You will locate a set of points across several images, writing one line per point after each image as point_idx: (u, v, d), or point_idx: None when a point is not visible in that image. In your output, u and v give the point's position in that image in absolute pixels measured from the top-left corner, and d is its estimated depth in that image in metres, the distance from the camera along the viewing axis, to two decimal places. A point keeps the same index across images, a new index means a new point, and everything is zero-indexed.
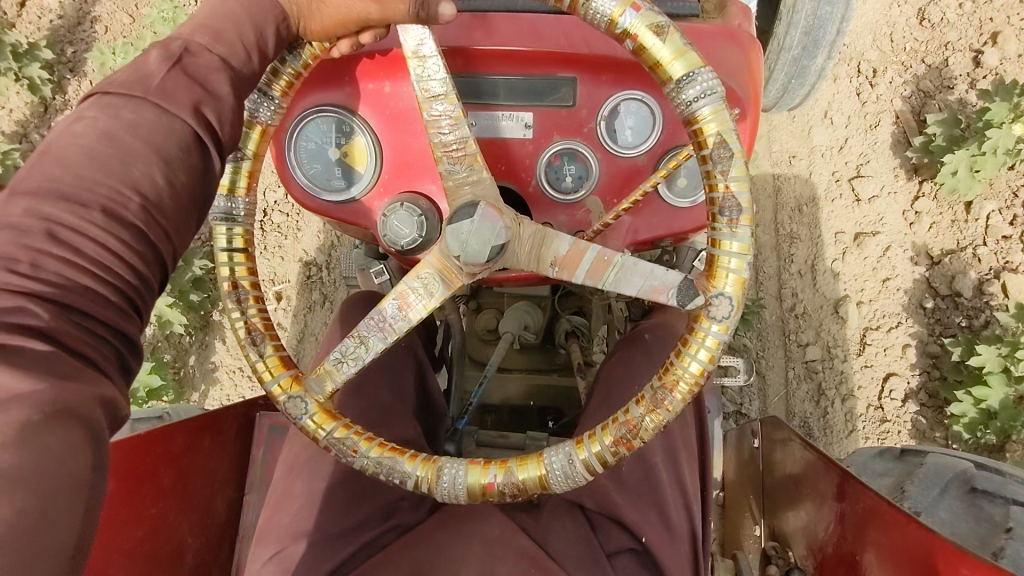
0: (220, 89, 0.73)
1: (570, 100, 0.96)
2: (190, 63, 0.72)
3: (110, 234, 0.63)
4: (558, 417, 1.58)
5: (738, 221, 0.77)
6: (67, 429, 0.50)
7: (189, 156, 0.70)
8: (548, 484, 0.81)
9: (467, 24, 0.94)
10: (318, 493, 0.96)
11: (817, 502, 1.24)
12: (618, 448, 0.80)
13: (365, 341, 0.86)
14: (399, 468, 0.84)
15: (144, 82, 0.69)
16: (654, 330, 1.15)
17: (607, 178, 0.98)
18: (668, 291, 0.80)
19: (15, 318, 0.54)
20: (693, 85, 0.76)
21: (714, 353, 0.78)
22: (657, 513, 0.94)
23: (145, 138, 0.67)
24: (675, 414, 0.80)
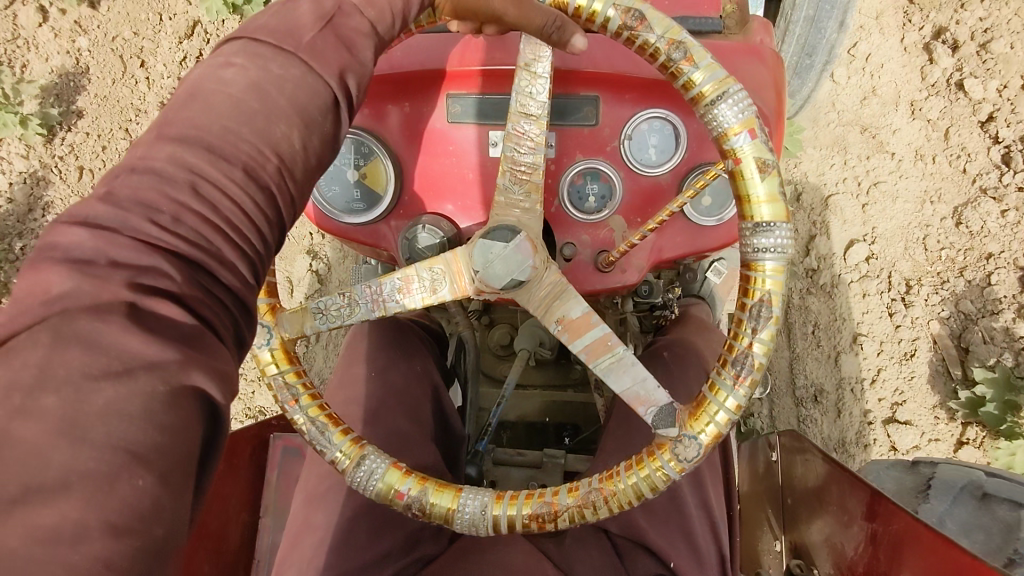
0: (364, 55, 0.64)
1: (592, 119, 0.94)
2: (343, 25, 0.63)
3: (247, 194, 0.53)
4: (575, 433, 1.56)
5: (743, 380, 0.75)
6: (189, 404, 0.43)
7: (325, 122, 0.59)
8: (452, 520, 0.80)
9: (485, 42, 0.97)
10: (333, 527, 0.93)
11: (842, 519, 1.21)
12: (529, 521, 0.79)
13: (352, 296, 0.86)
14: (327, 439, 0.83)
15: (294, 35, 0.59)
16: (674, 348, 1.12)
17: (630, 197, 0.96)
18: (648, 406, 0.79)
19: (146, 279, 0.46)
20: (769, 235, 0.74)
21: (655, 486, 0.77)
22: (684, 539, 0.92)
23: (290, 96, 0.57)
24: (595, 517, 0.79)
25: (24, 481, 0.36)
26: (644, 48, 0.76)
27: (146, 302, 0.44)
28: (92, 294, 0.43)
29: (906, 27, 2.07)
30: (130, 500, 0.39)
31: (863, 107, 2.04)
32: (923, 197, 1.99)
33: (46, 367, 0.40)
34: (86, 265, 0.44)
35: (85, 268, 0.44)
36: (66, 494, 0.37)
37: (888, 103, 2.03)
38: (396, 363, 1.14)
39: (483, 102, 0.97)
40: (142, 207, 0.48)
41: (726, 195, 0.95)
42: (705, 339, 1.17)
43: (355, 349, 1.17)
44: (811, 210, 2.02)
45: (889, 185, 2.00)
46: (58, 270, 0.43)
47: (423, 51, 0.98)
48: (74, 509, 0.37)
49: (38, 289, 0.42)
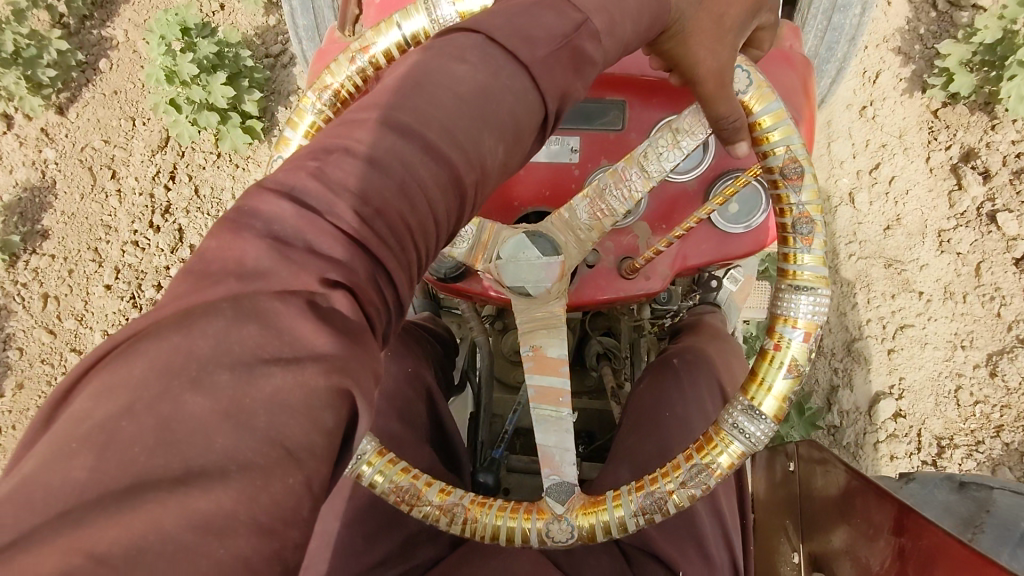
0: (592, 75, 0.63)
1: (618, 124, 0.93)
2: (582, 42, 0.61)
3: (439, 202, 0.53)
4: (590, 442, 1.53)
5: (644, 515, 0.74)
6: (345, 405, 0.44)
7: (529, 135, 0.59)
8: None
9: None
10: (330, 535, 0.89)
11: (869, 533, 1.17)
12: (391, 489, 0.77)
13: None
14: None
15: (529, 47, 0.58)
16: (684, 353, 1.08)
17: (655, 204, 0.95)
18: (552, 469, 0.77)
19: (337, 274, 0.46)
20: (755, 426, 0.72)
21: (508, 535, 0.76)
22: (697, 550, 0.90)
23: (509, 110, 0.56)
24: (444, 524, 0.77)
25: (186, 460, 0.38)
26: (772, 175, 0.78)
27: (331, 297, 0.45)
28: (285, 278, 0.45)
29: (932, 147, 2.11)
30: (279, 497, 0.40)
31: (886, 237, 2.05)
32: (953, 342, 2.00)
33: (222, 343, 0.42)
34: (283, 244, 0.47)
35: (285, 247, 0.46)
36: (225, 482, 0.39)
37: (914, 234, 2.05)
38: (388, 363, 1.10)
39: None
40: (349, 195, 0.49)
41: (756, 202, 0.94)
42: (715, 346, 1.12)
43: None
44: (832, 356, 2.02)
45: (917, 329, 2.01)
46: (257, 245, 0.46)
47: None
48: (230, 498, 0.38)
49: (232, 259, 0.45)
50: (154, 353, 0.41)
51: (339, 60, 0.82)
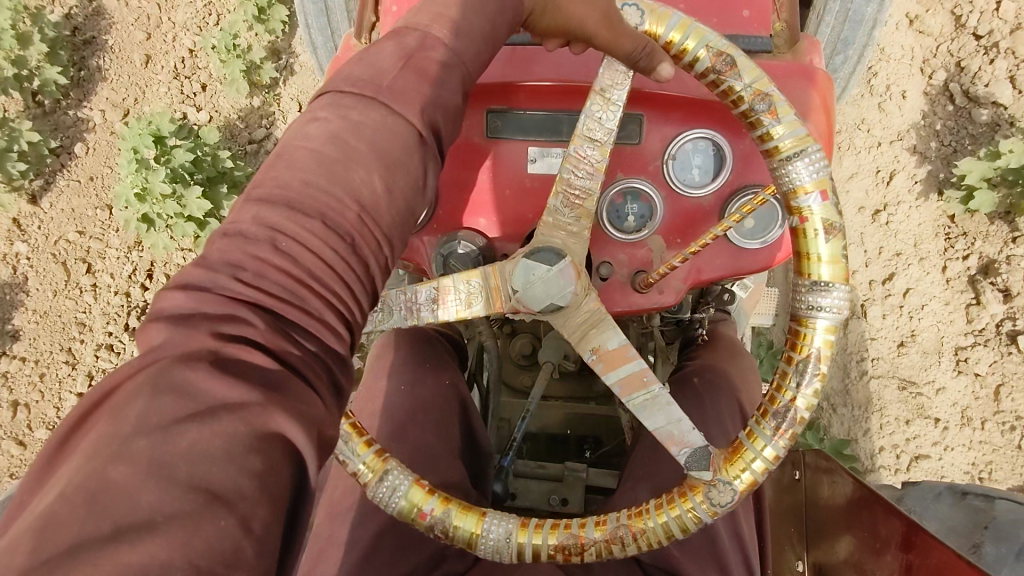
0: (452, 86, 0.64)
1: (637, 137, 0.93)
2: (423, 59, 0.63)
3: (328, 244, 0.54)
4: (596, 446, 1.55)
5: (783, 430, 0.74)
6: (274, 446, 0.44)
7: (414, 156, 0.59)
8: (475, 545, 0.78)
9: (524, 57, 0.94)
10: (362, 545, 0.91)
11: (875, 545, 1.17)
12: (556, 553, 0.77)
13: (387, 303, 0.83)
14: (353, 449, 0.80)
15: (375, 82, 0.60)
16: (702, 373, 1.11)
17: (670, 217, 0.94)
18: (680, 445, 0.77)
19: (228, 329, 0.48)
20: (826, 295, 0.74)
21: (687, 526, 0.75)
22: (717, 568, 0.90)
23: (371, 141, 0.57)
24: (624, 552, 0.76)
25: (116, 520, 0.38)
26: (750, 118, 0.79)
27: (225, 352, 0.47)
28: (181, 345, 0.46)
29: (948, 257, 2.08)
30: (212, 541, 0.39)
31: (900, 356, 2.03)
32: (970, 473, 1.96)
33: (142, 419, 0.42)
34: (180, 321, 0.48)
35: (181, 323, 0.48)
36: (154, 531, 0.38)
37: (928, 353, 2.03)
38: (421, 375, 1.12)
39: (519, 118, 0.94)
40: (228, 267, 0.51)
41: (772, 217, 0.93)
42: (735, 366, 1.15)
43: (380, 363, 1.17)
44: None
45: (933, 461, 1.97)
46: (154, 328, 0.47)
47: None
48: (161, 546, 0.38)
49: (141, 344, 0.47)
50: (88, 446, 0.41)
51: None
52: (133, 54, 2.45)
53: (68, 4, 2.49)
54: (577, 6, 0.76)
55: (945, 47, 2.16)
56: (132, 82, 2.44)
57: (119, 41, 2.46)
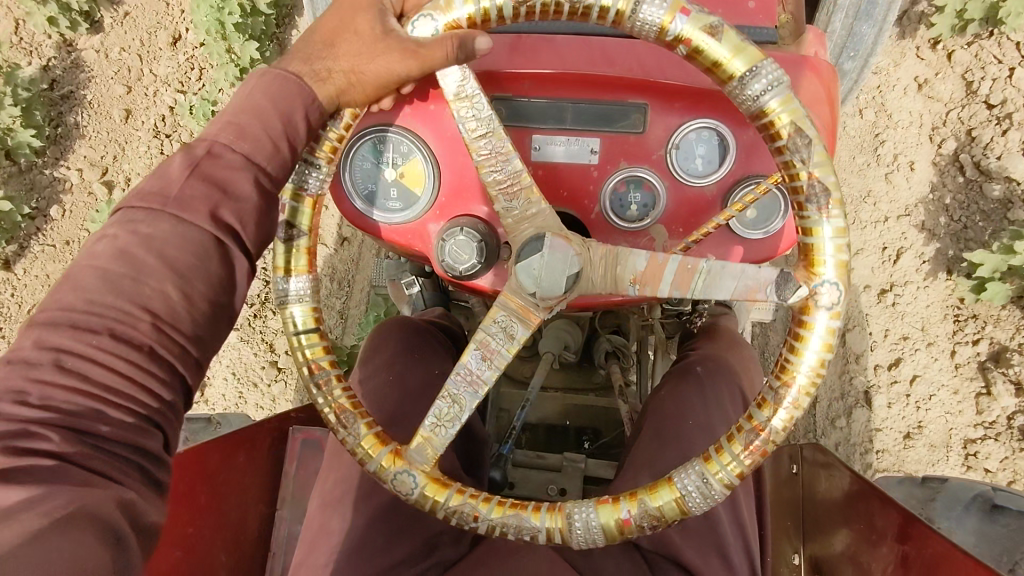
0: (241, 189, 0.75)
1: (640, 126, 0.93)
2: (210, 166, 0.74)
3: (119, 356, 0.66)
4: (595, 437, 1.56)
5: (828, 206, 0.73)
6: (84, 532, 0.53)
7: (209, 261, 0.72)
8: (684, 511, 0.77)
9: (530, 45, 0.94)
10: (351, 535, 0.93)
11: (873, 538, 1.17)
12: (751, 456, 0.76)
13: (458, 400, 0.82)
14: (526, 524, 0.79)
15: (163, 195, 0.72)
16: (706, 362, 1.09)
17: (673, 207, 0.94)
18: (764, 288, 0.75)
19: (24, 444, 0.58)
20: (758, 80, 0.74)
21: (830, 341, 0.73)
22: (718, 556, 0.90)
23: (160, 254, 0.70)
24: (802, 408, 0.75)
25: None
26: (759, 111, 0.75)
27: (21, 463, 0.56)
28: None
29: (957, 340, 1.89)
30: None
31: (906, 449, 1.84)
32: None
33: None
34: None
35: None
36: None
37: (936, 447, 1.83)
38: (418, 363, 1.13)
39: (524, 106, 0.93)
40: (10, 394, 0.60)
41: (774, 208, 0.94)
42: (735, 354, 1.14)
43: (372, 354, 1.17)
44: None
45: None
46: None
47: None
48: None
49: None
50: None
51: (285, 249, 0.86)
52: (112, 109, 2.31)
53: (47, 56, 2.35)
54: (373, 64, 0.80)
55: (954, 113, 1.98)
56: (111, 138, 2.31)
57: (97, 96, 2.32)
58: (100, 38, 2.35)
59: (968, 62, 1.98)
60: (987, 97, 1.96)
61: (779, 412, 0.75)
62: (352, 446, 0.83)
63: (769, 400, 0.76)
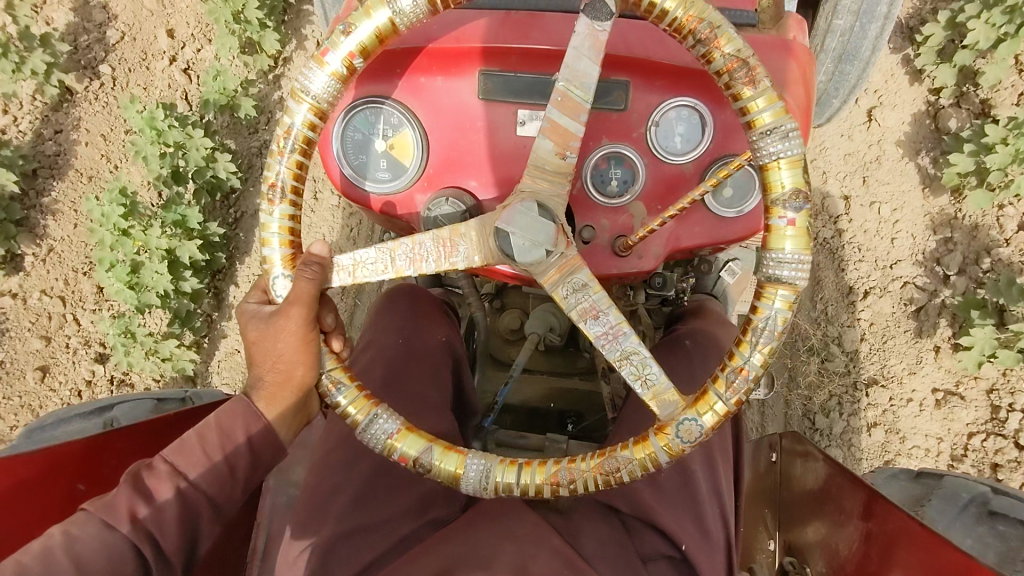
0: (164, 498, 0.79)
1: (621, 103, 0.96)
2: (144, 478, 0.80)
3: None
4: (578, 421, 1.57)
5: None
6: None
7: (124, 569, 0.75)
8: (797, 159, 0.78)
9: (522, 23, 0.98)
10: (357, 483, 0.95)
11: (839, 518, 1.20)
12: (755, 75, 0.78)
13: (631, 352, 0.82)
14: (768, 321, 0.78)
15: (100, 503, 0.78)
16: (695, 336, 1.13)
17: (652, 182, 0.97)
18: (595, 29, 0.82)
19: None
20: None
21: None
22: (693, 520, 0.95)
23: (74, 555, 0.73)
24: (716, 21, 0.78)
25: None
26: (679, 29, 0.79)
27: None
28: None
29: None
30: None
31: None
32: None
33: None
34: None
35: None
36: None
37: None
38: (420, 331, 1.16)
39: (512, 80, 0.97)
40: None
41: (749, 187, 0.97)
42: (721, 328, 1.19)
43: (376, 320, 1.21)
44: None
45: None
46: None
47: (456, 24, 0.99)
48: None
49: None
50: None
51: (263, 222, 0.88)
52: (26, 369, 2.12)
53: None
54: (281, 341, 0.84)
55: (978, 441, 1.87)
56: (24, 403, 2.10)
57: (10, 353, 2.13)
58: (18, 278, 2.19)
59: (995, 378, 1.89)
60: (1014, 434, 1.84)
61: (721, 41, 0.78)
62: (639, 471, 0.81)
63: (710, 50, 0.79)
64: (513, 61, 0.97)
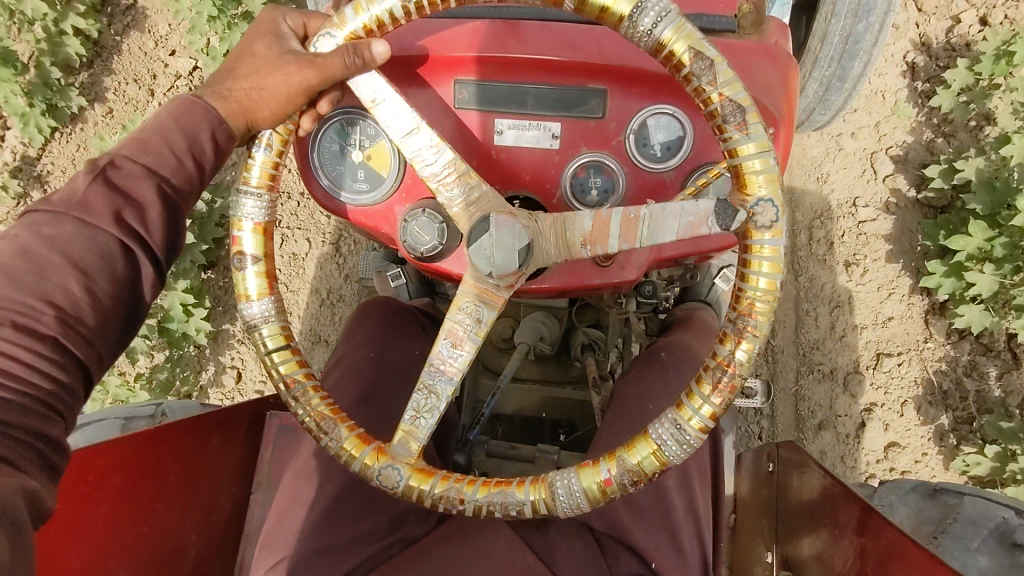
0: (143, 196, 0.77)
1: (599, 112, 0.95)
2: (114, 177, 0.76)
3: (17, 347, 0.65)
4: (570, 431, 1.56)
5: (745, 122, 0.77)
6: None
7: (114, 262, 0.74)
8: (665, 463, 0.80)
9: (496, 31, 0.96)
10: (324, 501, 0.93)
11: (836, 531, 1.18)
12: (721, 393, 0.79)
13: (435, 391, 0.84)
14: (512, 499, 0.82)
15: (66, 199, 0.74)
16: (670, 348, 1.12)
17: (633, 191, 0.95)
18: (706, 221, 0.78)
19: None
20: (646, 13, 0.76)
21: (776, 261, 0.78)
22: (669, 541, 0.91)
23: (64, 253, 0.71)
24: (761, 336, 0.79)
25: None
26: (742, 301, 0.80)
27: None
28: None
29: None
30: None
31: None
32: None
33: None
34: None
35: None
36: None
37: None
38: (399, 341, 1.16)
39: (489, 90, 0.95)
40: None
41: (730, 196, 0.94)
42: (700, 340, 1.17)
43: (350, 335, 1.19)
44: None
45: None
46: None
47: (427, 31, 0.97)
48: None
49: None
50: None
51: None
52: None
53: None
54: (272, 79, 0.84)
55: None
56: None
57: None
58: None
59: None
60: None
61: (742, 342, 0.79)
62: (334, 448, 0.87)
63: (730, 336, 0.80)
64: (489, 70, 0.95)
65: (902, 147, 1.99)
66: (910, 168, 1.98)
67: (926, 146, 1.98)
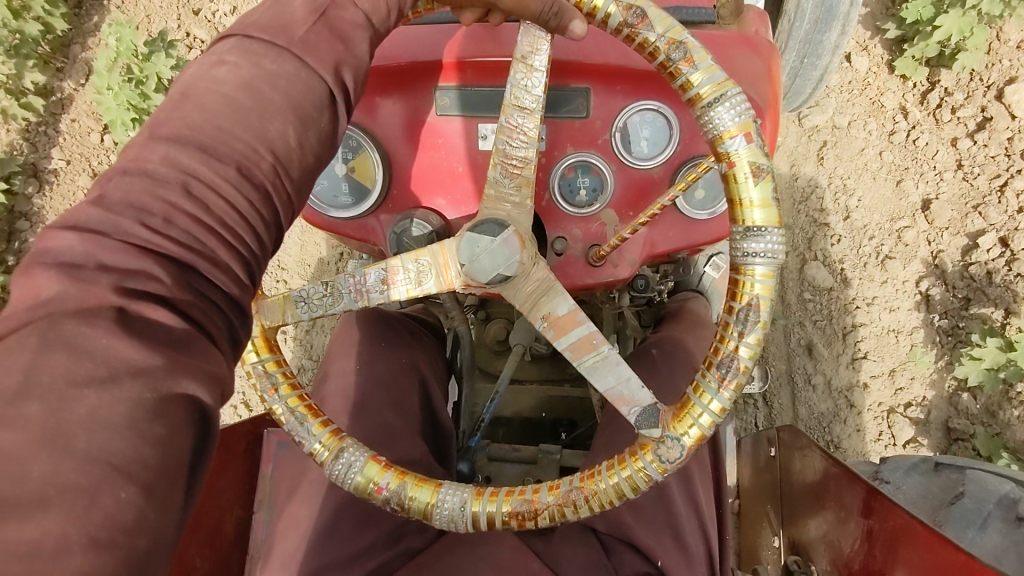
0: (359, 47, 0.65)
1: (583, 111, 0.94)
2: (337, 16, 0.64)
3: (240, 193, 0.54)
4: (571, 429, 1.54)
5: (727, 383, 0.75)
6: (169, 421, 0.44)
7: (319, 113, 0.60)
8: (431, 516, 0.80)
9: (476, 36, 0.96)
10: (320, 520, 0.93)
11: (841, 514, 1.18)
12: (510, 520, 0.80)
13: (337, 289, 0.84)
14: (306, 430, 0.83)
15: (286, 31, 0.60)
16: (662, 344, 1.12)
17: (620, 190, 0.95)
18: (631, 406, 0.78)
19: (134, 282, 0.47)
20: (759, 240, 0.73)
21: (636, 484, 0.77)
22: (672, 537, 0.92)
23: (285, 92, 0.58)
24: (575, 515, 0.79)
25: None
26: (590, 476, 0.79)
27: None
28: (79, 299, 0.44)
29: None
30: None
31: None
32: None
33: (31, 374, 0.41)
34: None
35: (73, 273, 0.45)
36: None
37: None
38: (383, 349, 1.13)
39: (471, 95, 0.96)
40: (133, 210, 0.50)
41: (718, 188, 0.94)
42: (695, 336, 1.16)
43: (333, 348, 1.17)
44: None
45: None
46: None
47: (417, 44, 0.97)
48: (53, 523, 0.38)
49: (29, 295, 0.44)
50: None
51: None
52: None
53: None
54: None
55: None
56: None
57: None
58: None
59: None
60: None
61: (560, 506, 0.79)
62: None
63: (563, 495, 0.79)
64: (470, 76, 0.95)
65: (922, 406, 1.94)
66: (933, 431, 1.93)
67: (949, 401, 1.93)
